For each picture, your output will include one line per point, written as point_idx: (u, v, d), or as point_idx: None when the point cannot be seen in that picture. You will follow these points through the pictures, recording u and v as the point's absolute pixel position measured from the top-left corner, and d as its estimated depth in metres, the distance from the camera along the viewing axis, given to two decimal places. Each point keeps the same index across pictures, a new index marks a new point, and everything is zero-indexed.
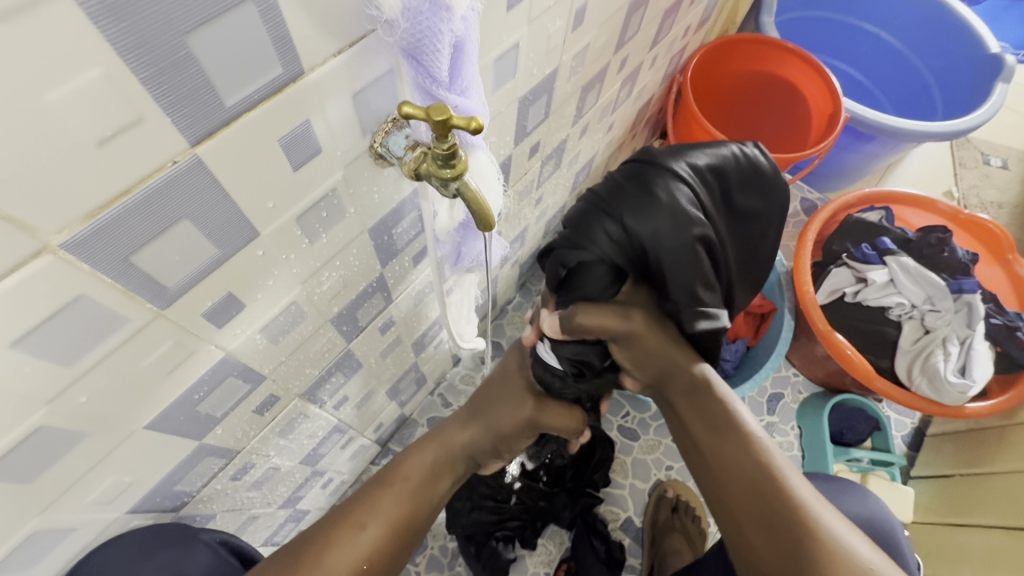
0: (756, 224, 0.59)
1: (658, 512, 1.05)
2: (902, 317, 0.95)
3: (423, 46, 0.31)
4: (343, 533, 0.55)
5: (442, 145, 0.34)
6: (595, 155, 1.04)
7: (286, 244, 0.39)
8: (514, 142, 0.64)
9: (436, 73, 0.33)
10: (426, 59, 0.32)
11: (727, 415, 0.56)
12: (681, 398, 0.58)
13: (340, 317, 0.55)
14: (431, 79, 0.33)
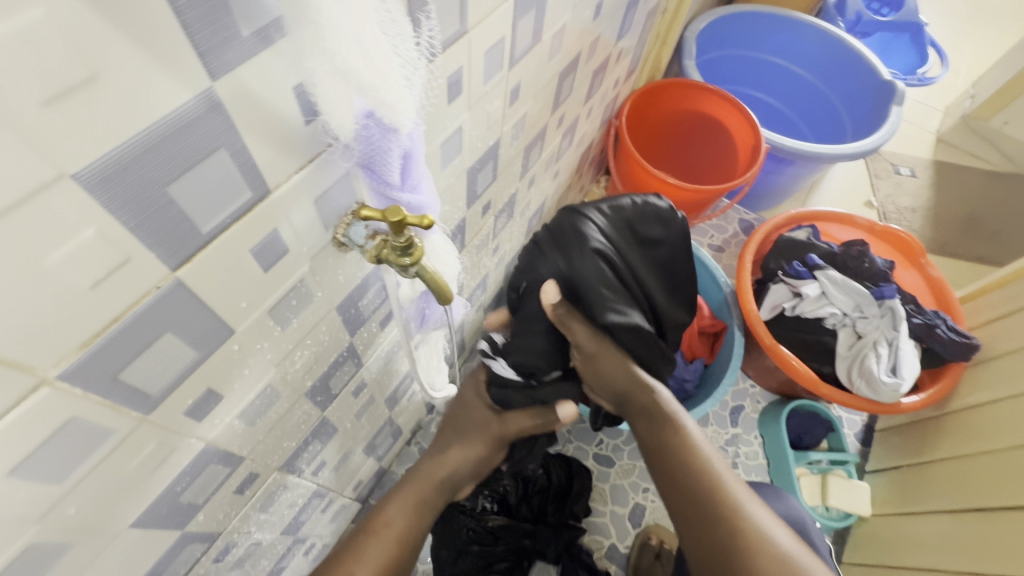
0: (665, 250, 0.75)
1: (641, 557, 1.07)
2: (837, 326, 1.04)
3: (375, 159, 0.35)
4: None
5: (399, 239, 0.38)
6: (545, 199, 1.11)
7: (259, 334, 0.42)
8: (467, 206, 0.69)
9: (387, 179, 0.37)
10: (378, 168, 0.36)
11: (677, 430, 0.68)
12: (640, 416, 0.69)
13: (314, 389, 0.57)
14: (385, 184, 0.38)
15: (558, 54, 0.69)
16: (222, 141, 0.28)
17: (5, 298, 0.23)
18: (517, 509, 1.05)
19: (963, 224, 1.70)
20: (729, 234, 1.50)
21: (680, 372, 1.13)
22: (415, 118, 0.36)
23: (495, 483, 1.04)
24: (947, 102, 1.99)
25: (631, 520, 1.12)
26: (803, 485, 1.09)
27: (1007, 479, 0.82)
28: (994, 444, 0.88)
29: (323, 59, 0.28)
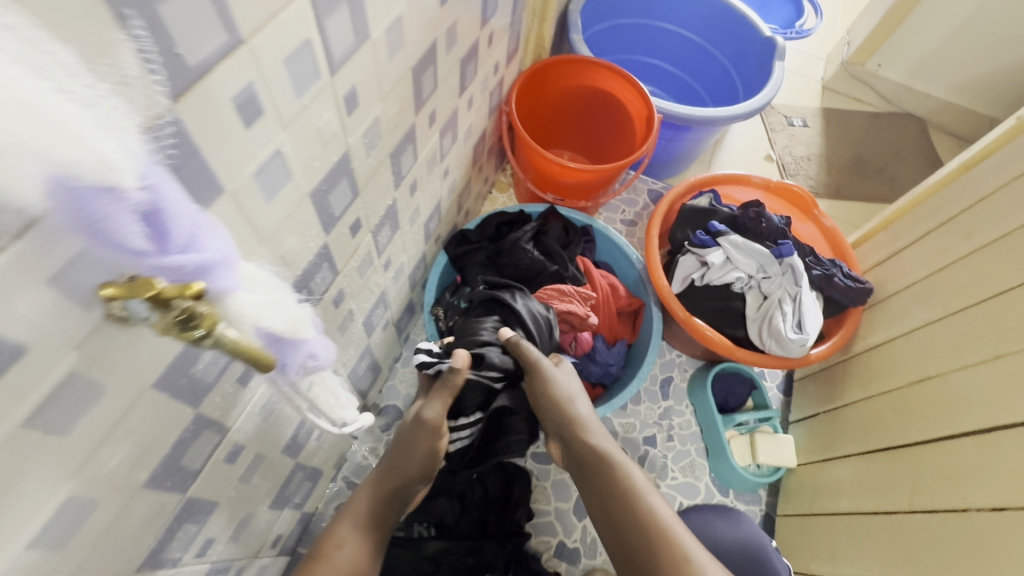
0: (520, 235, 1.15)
1: None
2: (744, 289, 1.05)
3: (101, 227, 0.27)
4: None
5: (172, 315, 0.31)
6: (440, 200, 1.04)
7: (22, 451, 0.33)
8: (326, 231, 0.62)
9: (132, 247, 0.29)
10: (112, 237, 0.28)
11: (600, 453, 0.82)
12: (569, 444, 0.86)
13: (156, 478, 0.49)
14: (127, 251, 0.29)
15: (404, 50, 0.62)
16: None
17: None
18: (456, 528, 0.99)
19: (851, 166, 1.80)
20: (640, 206, 1.49)
21: (603, 358, 1.10)
22: (145, 166, 0.28)
23: (429, 506, 0.98)
24: (828, 50, 2.07)
25: (576, 514, 1.10)
26: (734, 447, 1.11)
27: (905, 415, 0.86)
28: (892, 384, 0.92)
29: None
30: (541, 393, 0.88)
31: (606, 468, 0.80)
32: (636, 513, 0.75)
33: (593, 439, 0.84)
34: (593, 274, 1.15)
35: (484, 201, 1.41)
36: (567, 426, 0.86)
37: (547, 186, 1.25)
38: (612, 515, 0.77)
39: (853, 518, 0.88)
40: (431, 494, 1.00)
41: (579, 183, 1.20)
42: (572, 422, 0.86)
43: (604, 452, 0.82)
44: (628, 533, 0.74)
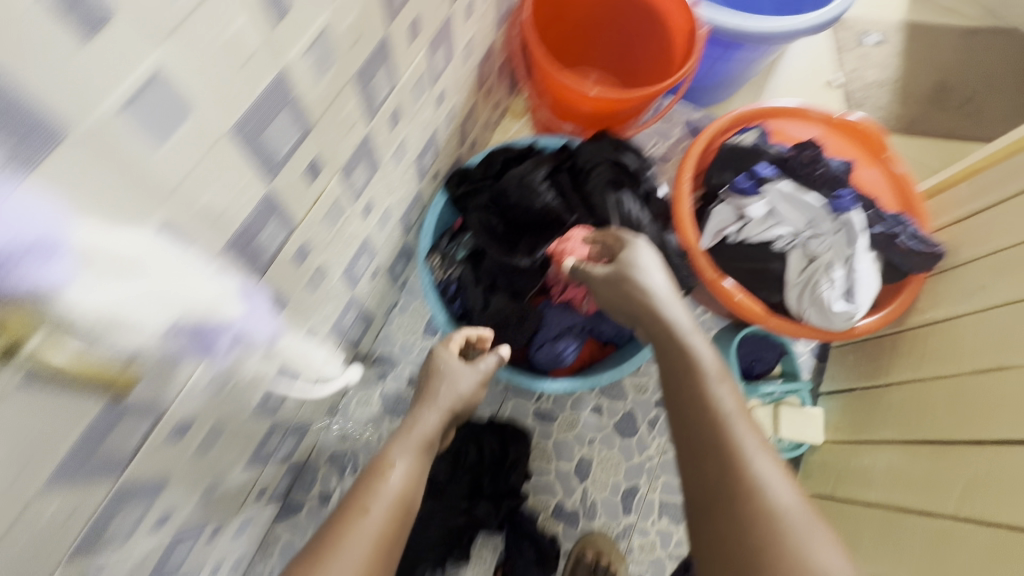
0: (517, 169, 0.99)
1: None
2: (786, 249, 0.89)
3: None
4: (350, 521, 0.57)
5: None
6: (436, 131, 0.89)
7: None
8: (270, 178, 0.50)
9: None
10: None
11: (673, 334, 0.66)
12: (643, 325, 0.71)
13: (68, 479, 0.42)
14: None
15: None
16: None
17: None
18: (448, 487, 0.96)
19: (934, 94, 1.52)
20: (673, 140, 1.30)
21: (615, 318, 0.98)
22: None
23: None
24: None
25: (577, 475, 1.05)
26: (754, 418, 1.01)
27: (961, 411, 0.74)
28: (953, 370, 0.79)
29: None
30: (625, 289, 0.72)
31: (683, 363, 0.63)
32: (716, 438, 0.56)
33: (666, 314, 0.68)
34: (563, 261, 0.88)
35: (494, 131, 1.25)
36: (631, 303, 0.71)
37: (565, 114, 1.08)
38: (680, 417, 0.60)
39: (885, 514, 0.79)
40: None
41: (602, 113, 1.04)
42: (635, 296, 0.71)
43: (677, 333, 0.66)
44: (697, 442, 0.57)
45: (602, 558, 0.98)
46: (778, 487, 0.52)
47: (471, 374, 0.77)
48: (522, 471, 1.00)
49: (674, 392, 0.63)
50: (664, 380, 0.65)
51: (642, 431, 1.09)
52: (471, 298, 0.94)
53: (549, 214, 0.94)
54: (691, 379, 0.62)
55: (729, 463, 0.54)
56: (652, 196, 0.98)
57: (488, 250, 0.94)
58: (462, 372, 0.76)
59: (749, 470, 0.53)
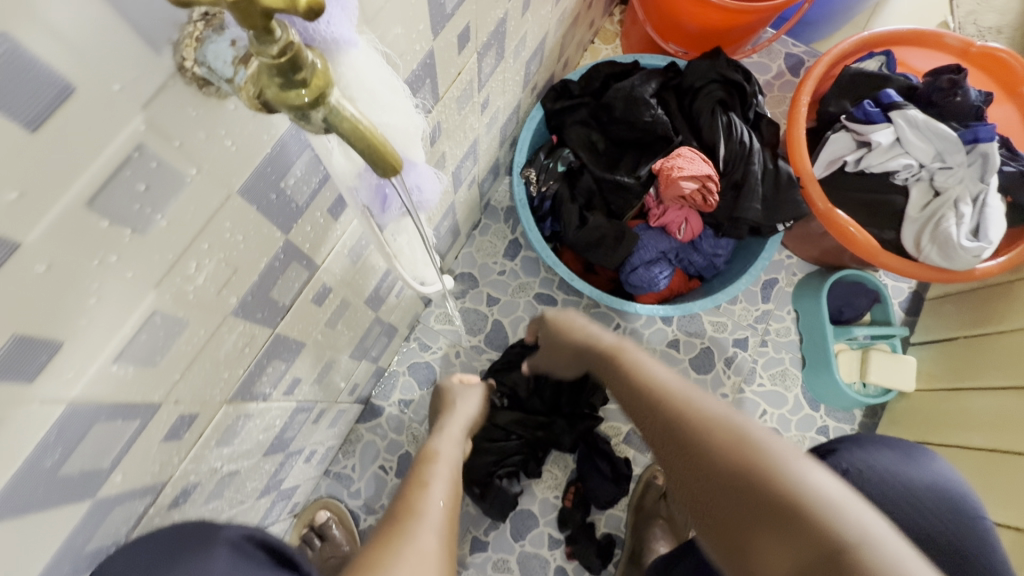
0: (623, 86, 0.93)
1: (645, 497, 0.99)
2: (909, 181, 0.85)
3: None
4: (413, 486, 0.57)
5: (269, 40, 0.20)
6: (547, 35, 0.85)
7: (88, 246, 0.26)
8: (434, 34, 0.48)
9: None
10: None
11: (618, 359, 0.65)
12: (596, 360, 0.71)
13: (244, 308, 0.42)
14: None
15: None
16: None
17: None
18: (529, 402, 0.98)
19: None
20: (773, 74, 1.22)
21: (710, 248, 0.95)
22: None
23: (503, 375, 0.98)
24: None
25: None
26: (842, 362, 1.01)
27: None
28: None
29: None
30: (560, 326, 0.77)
31: (631, 374, 0.60)
32: (657, 412, 0.52)
33: (611, 346, 0.68)
34: (671, 179, 0.84)
35: (585, 52, 1.19)
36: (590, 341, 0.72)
37: (669, 32, 1.03)
38: (648, 411, 0.54)
39: (987, 457, 0.82)
40: (504, 365, 0.99)
41: (712, 31, 0.98)
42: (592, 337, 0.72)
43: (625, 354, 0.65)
44: (669, 448, 0.49)
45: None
46: (743, 435, 0.44)
47: (473, 397, 0.87)
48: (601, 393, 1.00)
49: (619, 395, 0.61)
50: (628, 394, 0.59)
51: (718, 368, 1.07)
52: (567, 215, 0.91)
53: (657, 132, 0.89)
54: (643, 380, 0.58)
55: (686, 416, 0.49)
56: (766, 121, 0.93)
57: (589, 167, 0.91)
58: (464, 394, 0.86)
59: (713, 433, 0.45)
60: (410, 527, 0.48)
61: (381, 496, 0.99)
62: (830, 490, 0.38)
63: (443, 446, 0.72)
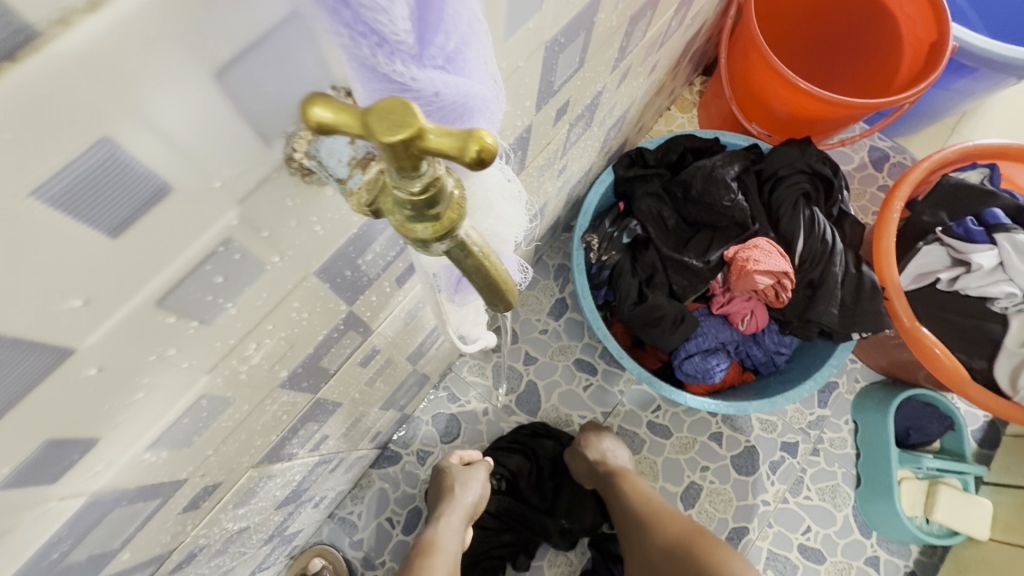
0: None
1: None
2: (1010, 310, 0.77)
3: (372, 18, 0.15)
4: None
5: (412, 173, 0.16)
6: (631, 104, 0.83)
7: (151, 340, 0.22)
8: (536, 107, 0.44)
9: (394, 41, 0.16)
10: (381, 28, 0.15)
11: (649, 496, 0.78)
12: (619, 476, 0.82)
13: (293, 379, 0.39)
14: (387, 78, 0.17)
15: None
16: None
17: None
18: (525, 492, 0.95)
19: None
20: (854, 165, 1.16)
21: (772, 344, 0.89)
22: None
23: (504, 457, 0.94)
24: None
25: (682, 500, 0.97)
26: (904, 491, 0.91)
27: None
28: None
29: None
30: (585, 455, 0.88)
31: (664, 519, 0.74)
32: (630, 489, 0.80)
33: (636, 481, 0.81)
34: (746, 270, 0.79)
35: (660, 118, 1.15)
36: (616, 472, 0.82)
37: (755, 112, 0.99)
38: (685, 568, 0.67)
39: None
40: (508, 447, 0.95)
41: (802, 119, 0.93)
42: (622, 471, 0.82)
43: (653, 494, 0.78)
44: (647, 501, 0.77)
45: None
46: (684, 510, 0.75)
47: (477, 482, 0.80)
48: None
49: (611, 496, 0.81)
50: (661, 535, 0.72)
51: (762, 472, 0.98)
52: (625, 288, 0.86)
53: (734, 218, 0.85)
54: (679, 527, 0.72)
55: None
56: (852, 222, 0.87)
57: (657, 242, 0.87)
58: (466, 478, 0.79)
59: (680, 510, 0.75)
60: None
61: (383, 552, 0.93)
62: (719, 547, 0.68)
63: (444, 536, 0.73)
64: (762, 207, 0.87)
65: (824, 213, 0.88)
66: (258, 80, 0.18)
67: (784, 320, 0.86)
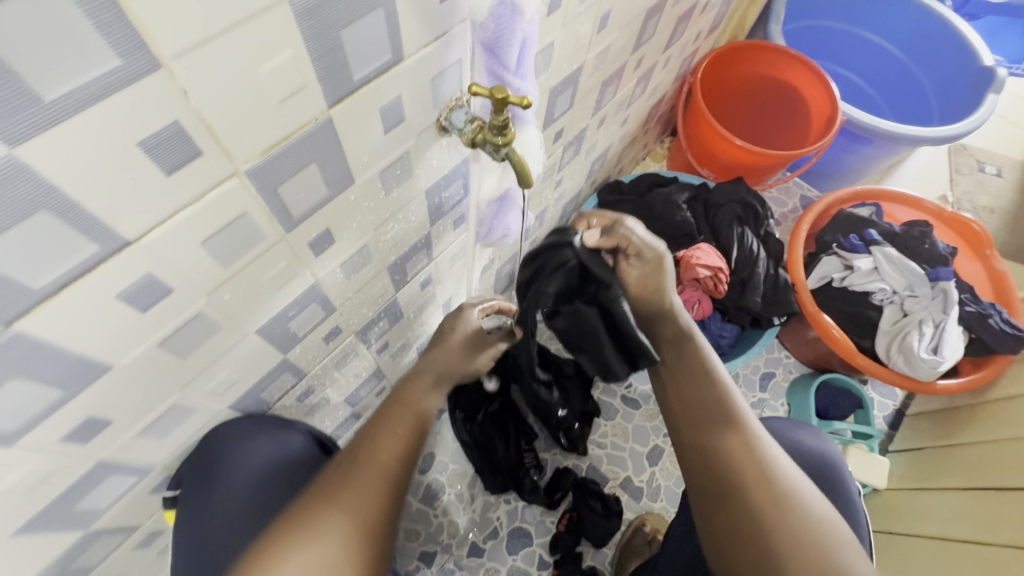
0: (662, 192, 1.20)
1: (633, 539, 1.07)
2: (884, 302, 1.05)
3: (500, 41, 0.43)
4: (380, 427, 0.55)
5: (500, 118, 0.44)
6: (610, 145, 1.14)
7: (369, 193, 0.50)
8: (543, 127, 0.74)
9: (505, 62, 0.45)
10: (500, 51, 0.44)
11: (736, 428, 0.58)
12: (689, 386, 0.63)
13: (394, 266, 0.66)
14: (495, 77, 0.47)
15: None
16: (380, 2, 0.35)
17: (240, 102, 0.32)
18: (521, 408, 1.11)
19: None
20: (788, 209, 1.48)
21: (717, 328, 1.13)
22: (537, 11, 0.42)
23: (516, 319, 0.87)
24: None
25: (648, 459, 1.19)
26: None
27: (996, 464, 0.90)
28: (998, 434, 0.94)
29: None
30: (682, 348, 0.64)
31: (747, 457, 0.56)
32: (724, 410, 0.60)
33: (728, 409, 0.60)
34: (691, 263, 1.07)
35: (636, 165, 1.49)
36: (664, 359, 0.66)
37: (704, 161, 1.31)
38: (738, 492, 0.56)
39: (940, 544, 0.90)
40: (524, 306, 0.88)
41: (738, 166, 1.25)
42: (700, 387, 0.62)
43: (743, 428, 0.58)
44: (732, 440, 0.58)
45: (659, 534, 1.06)
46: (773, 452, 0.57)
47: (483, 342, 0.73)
48: (589, 440, 1.19)
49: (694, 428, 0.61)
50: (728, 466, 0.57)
51: None
52: None
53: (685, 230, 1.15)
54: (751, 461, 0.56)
55: (740, 515, 0.54)
56: (775, 240, 1.15)
57: None
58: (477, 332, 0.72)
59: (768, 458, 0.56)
60: (341, 496, 0.47)
61: None
62: (802, 484, 0.55)
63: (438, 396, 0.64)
64: (706, 226, 1.17)
65: (755, 232, 1.16)
66: (439, 86, 0.47)
67: (724, 307, 1.13)
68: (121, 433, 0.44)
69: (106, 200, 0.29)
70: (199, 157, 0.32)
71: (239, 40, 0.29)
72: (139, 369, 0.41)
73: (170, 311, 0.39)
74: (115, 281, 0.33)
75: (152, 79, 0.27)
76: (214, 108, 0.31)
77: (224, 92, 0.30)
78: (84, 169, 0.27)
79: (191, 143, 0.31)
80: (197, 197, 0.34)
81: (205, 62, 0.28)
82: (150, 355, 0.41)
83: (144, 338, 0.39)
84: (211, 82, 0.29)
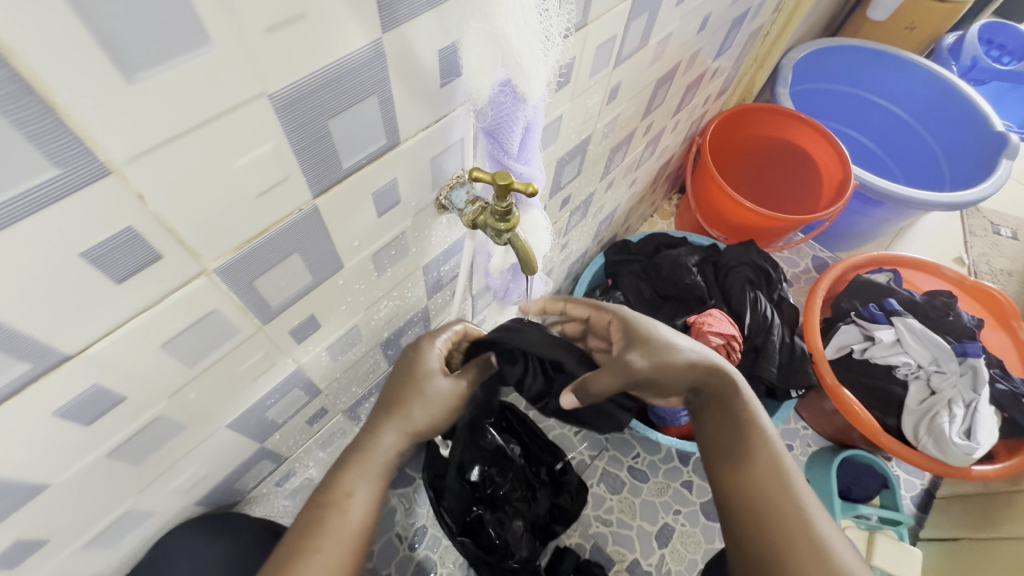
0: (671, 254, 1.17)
1: None
2: (907, 377, 1.00)
3: (501, 127, 0.40)
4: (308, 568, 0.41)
5: (502, 203, 0.40)
6: (618, 206, 1.12)
7: (360, 275, 0.46)
8: (549, 195, 0.72)
9: (507, 147, 0.42)
10: (501, 136, 0.41)
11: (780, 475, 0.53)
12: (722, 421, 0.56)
13: (387, 342, 0.61)
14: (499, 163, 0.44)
15: (659, 64, 0.70)
16: (375, 89, 0.32)
17: (209, 200, 0.28)
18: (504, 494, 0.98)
19: None
20: (800, 269, 1.44)
21: None
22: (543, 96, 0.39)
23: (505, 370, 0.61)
24: None
25: (657, 539, 1.10)
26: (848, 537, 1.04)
27: None
28: None
29: (482, 22, 0.32)
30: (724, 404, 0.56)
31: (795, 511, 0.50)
32: (767, 461, 0.54)
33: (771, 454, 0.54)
34: (702, 331, 1.02)
35: (644, 222, 1.47)
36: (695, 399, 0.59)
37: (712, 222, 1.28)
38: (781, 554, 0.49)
39: None
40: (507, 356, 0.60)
41: (748, 228, 1.23)
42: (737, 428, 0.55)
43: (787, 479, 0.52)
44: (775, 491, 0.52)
45: None
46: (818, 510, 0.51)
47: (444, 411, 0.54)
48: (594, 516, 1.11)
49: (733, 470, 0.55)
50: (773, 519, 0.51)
51: None
52: None
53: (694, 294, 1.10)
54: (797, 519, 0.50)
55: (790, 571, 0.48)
56: (788, 306, 1.11)
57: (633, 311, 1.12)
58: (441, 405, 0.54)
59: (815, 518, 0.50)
60: None
61: (388, 566, 1.03)
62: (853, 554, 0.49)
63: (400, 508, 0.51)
64: (716, 289, 1.12)
65: (767, 297, 1.11)
66: (437, 166, 0.44)
67: None
68: (60, 549, 0.39)
69: (39, 316, 0.25)
70: (159, 260, 0.28)
71: (209, 138, 0.26)
72: (84, 482, 0.36)
73: (123, 419, 0.34)
74: (53, 398, 0.29)
75: (101, 185, 0.23)
76: (177, 210, 0.27)
77: (190, 193, 0.27)
78: (14, 284, 0.23)
79: (150, 246, 0.27)
80: (157, 300, 0.30)
81: (167, 161, 0.25)
82: (97, 465, 0.36)
83: (89, 450, 0.34)
84: (173, 182, 0.26)
